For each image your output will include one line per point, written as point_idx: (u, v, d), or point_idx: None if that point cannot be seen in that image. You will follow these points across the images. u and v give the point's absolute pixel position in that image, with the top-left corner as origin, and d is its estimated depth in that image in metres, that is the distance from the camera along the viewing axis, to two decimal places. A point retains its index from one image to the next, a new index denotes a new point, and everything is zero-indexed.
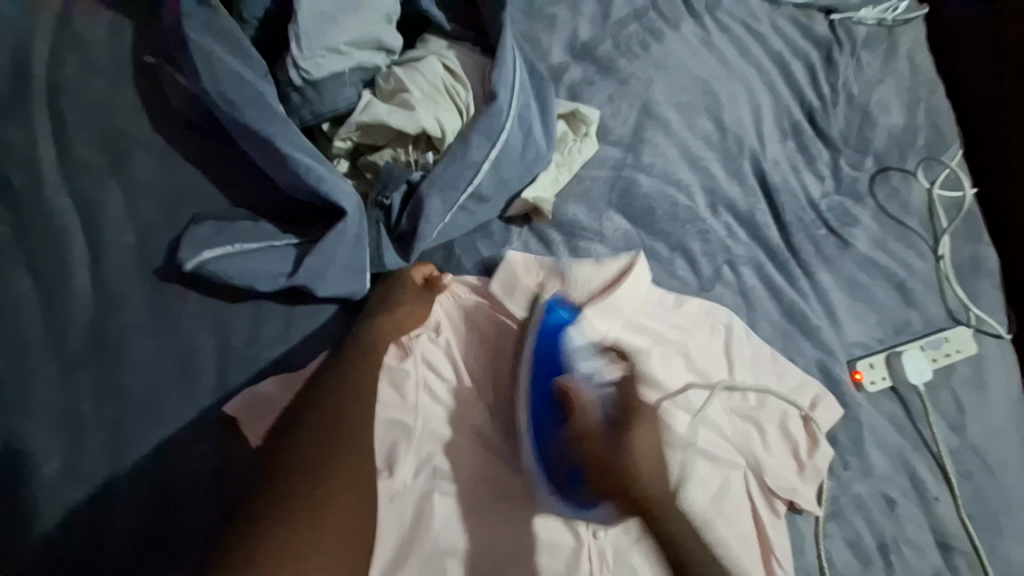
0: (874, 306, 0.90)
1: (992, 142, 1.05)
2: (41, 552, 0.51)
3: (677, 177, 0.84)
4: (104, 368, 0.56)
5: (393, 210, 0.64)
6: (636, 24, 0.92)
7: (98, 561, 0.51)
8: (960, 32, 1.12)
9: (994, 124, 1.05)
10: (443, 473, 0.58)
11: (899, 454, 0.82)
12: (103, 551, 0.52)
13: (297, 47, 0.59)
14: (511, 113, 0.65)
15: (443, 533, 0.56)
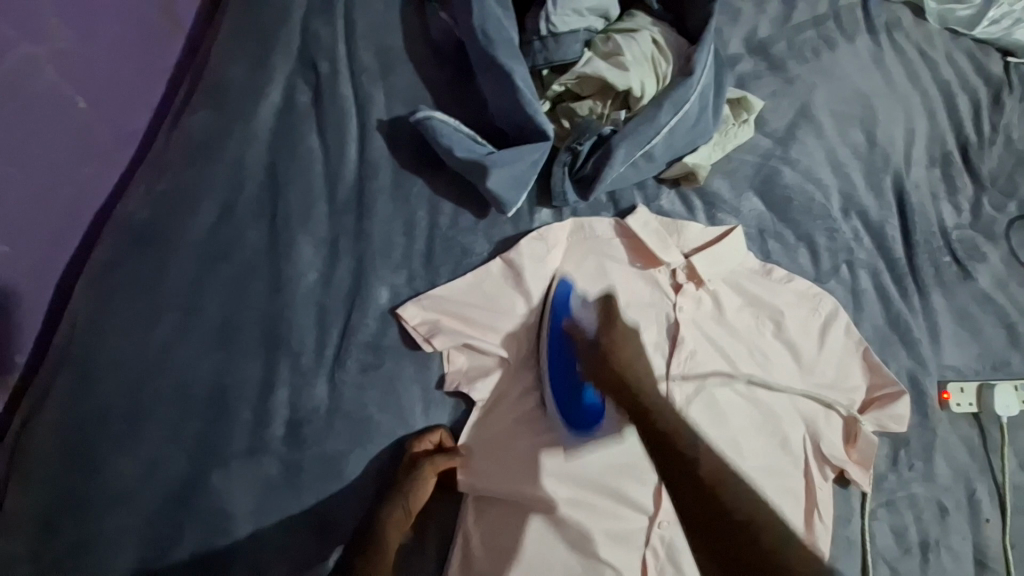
0: (979, 339, 0.94)
1: None
2: (281, 321, 0.71)
3: (818, 177, 0.92)
4: (358, 213, 0.75)
5: (580, 156, 0.78)
6: (812, 30, 0.99)
7: (315, 342, 0.72)
8: None
9: None
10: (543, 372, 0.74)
11: (964, 473, 0.88)
12: (320, 338, 0.72)
13: (552, 5, 0.74)
14: (698, 88, 0.77)
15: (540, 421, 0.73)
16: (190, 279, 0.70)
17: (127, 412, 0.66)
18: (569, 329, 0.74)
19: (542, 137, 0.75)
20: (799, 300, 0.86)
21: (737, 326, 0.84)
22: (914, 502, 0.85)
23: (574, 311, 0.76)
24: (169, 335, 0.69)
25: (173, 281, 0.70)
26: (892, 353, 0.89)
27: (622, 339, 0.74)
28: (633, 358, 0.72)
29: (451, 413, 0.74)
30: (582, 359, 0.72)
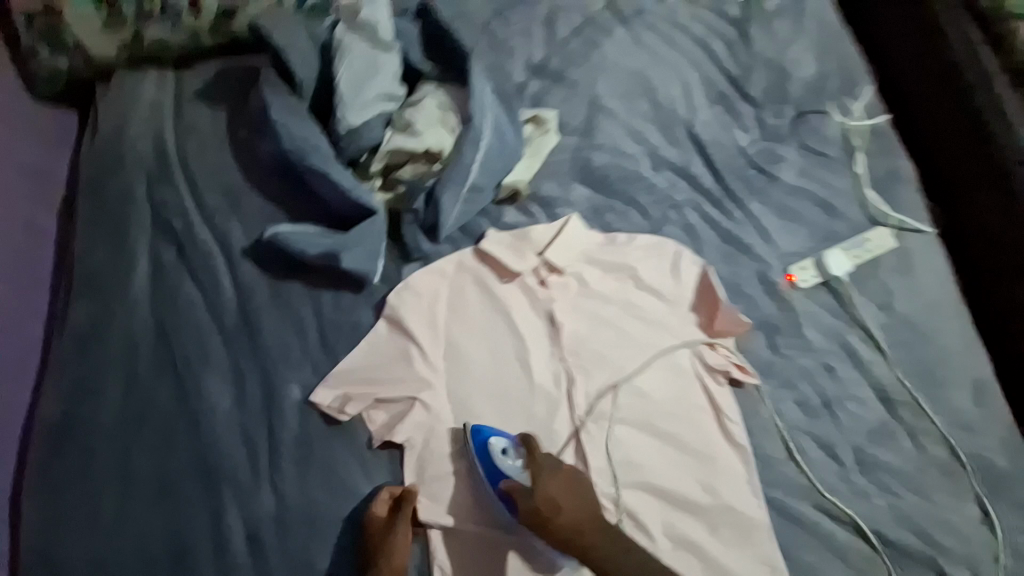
0: (802, 222, 1.10)
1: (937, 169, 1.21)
2: (212, 455, 0.79)
3: (625, 150, 1.09)
4: (251, 331, 0.85)
5: (419, 211, 0.92)
6: (577, 38, 1.18)
7: (246, 459, 0.79)
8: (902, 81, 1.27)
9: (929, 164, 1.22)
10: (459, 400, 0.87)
11: (836, 333, 1.02)
12: (250, 453, 0.79)
13: (342, 109, 0.87)
14: (487, 126, 0.93)
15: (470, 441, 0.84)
16: (120, 457, 0.77)
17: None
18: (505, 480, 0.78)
19: (374, 211, 0.88)
20: (646, 251, 1.01)
21: (606, 293, 0.97)
22: (806, 372, 0.99)
23: (496, 459, 0.79)
24: (118, 514, 0.75)
25: (108, 465, 0.77)
26: (738, 263, 1.04)
27: (552, 483, 0.77)
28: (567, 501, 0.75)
29: (390, 463, 0.82)
30: (531, 522, 0.75)
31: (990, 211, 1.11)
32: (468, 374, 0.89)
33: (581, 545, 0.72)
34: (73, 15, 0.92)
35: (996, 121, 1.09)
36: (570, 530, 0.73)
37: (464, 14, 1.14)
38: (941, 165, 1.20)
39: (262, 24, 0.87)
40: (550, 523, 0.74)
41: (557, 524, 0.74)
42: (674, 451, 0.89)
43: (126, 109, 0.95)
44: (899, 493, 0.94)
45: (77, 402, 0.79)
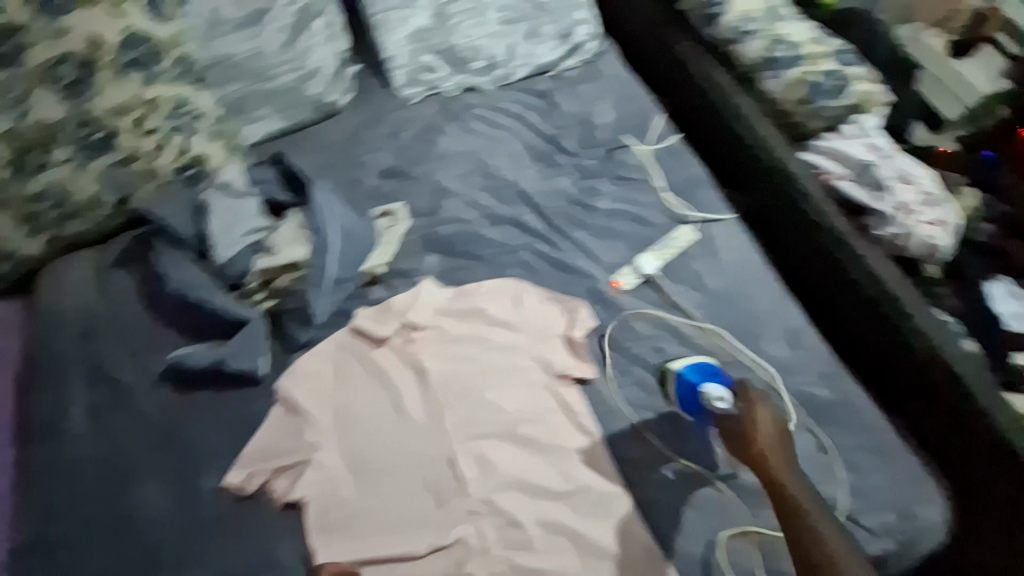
0: (619, 237, 1.34)
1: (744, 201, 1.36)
2: (150, 545, 0.97)
3: (466, 218, 1.34)
4: (174, 435, 1.07)
5: (294, 307, 1.16)
6: (413, 138, 1.43)
7: (179, 541, 0.98)
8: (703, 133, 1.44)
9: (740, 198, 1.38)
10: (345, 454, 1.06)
11: (661, 320, 1.22)
12: (182, 536, 0.98)
13: (216, 248, 1.13)
14: (333, 231, 1.18)
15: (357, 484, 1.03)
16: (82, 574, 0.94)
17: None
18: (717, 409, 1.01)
19: (249, 317, 1.11)
20: (490, 293, 1.23)
21: (461, 335, 1.18)
22: (639, 357, 1.18)
23: (695, 395, 1.06)
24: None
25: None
26: (570, 283, 1.27)
27: (762, 424, 0.97)
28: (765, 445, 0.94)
29: (295, 519, 1.01)
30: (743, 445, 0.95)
31: (777, 213, 1.28)
32: (351, 430, 1.08)
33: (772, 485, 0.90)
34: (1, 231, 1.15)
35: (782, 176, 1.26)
36: (757, 467, 0.92)
37: (317, 144, 1.39)
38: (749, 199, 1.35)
39: (148, 208, 1.16)
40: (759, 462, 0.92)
41: (764, 465, 0.92)
42: (531, 453, 1.06)
43: (56, 284, 1.19)
44: None
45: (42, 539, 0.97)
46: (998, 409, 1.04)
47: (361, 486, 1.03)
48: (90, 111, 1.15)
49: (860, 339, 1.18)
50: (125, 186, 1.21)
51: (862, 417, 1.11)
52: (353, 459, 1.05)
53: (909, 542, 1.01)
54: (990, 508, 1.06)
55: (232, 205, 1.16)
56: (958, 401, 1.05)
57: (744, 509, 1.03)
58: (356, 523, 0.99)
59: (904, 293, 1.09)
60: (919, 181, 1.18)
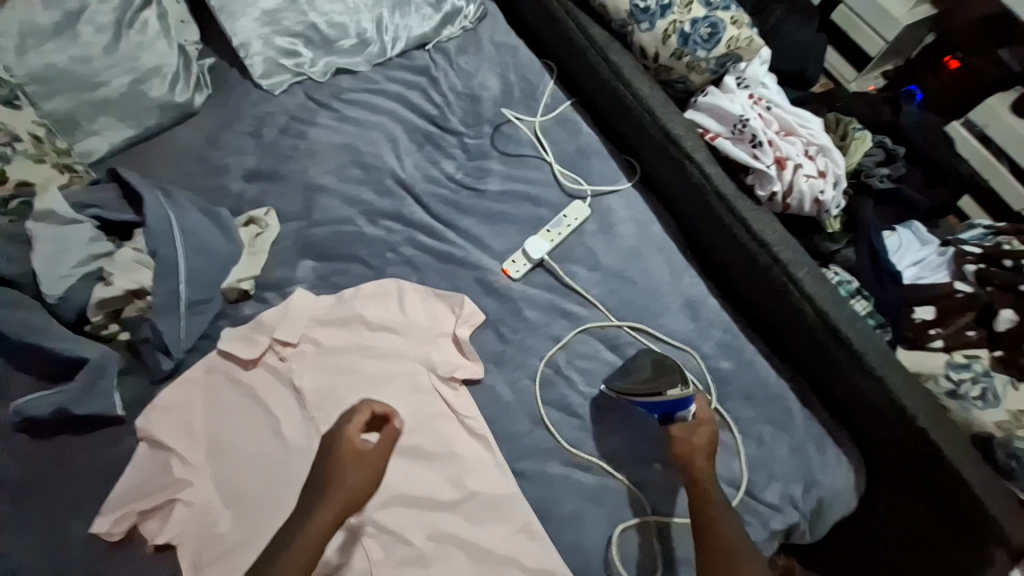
0: (510, 221, 1.26)
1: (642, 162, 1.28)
2: None
3: (342, 216, 1.25)
4: (14, 492, 0.95)
5: (148, 339, 1.04)
6: (283, 136, 1.36)
7: None
8: (592, 100, 1.37)
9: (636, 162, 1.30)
10: (221, 487, 0.98)
11: (554, 306, 1.15)
12: None
13: (43, 286, 1.01)
14: (181, 251, 1.07)
15: (236, 518, 0.96)
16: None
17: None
18: (677, 415, 0.97)
19: (89, 357, 1.00)
20: (371, 296, 1.14)
21: (340, 346, 1.10)
22: (534, 349, 1.11)
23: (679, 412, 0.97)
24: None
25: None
26: (457, 275, 1.19)
27: (698, 430, 0.97)
28: (700, 451, 0.95)
29: (171, 561, 0.93)
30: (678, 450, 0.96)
31: (670, 176, 1.21)
32: (226, 460, 1.00)
33: (694, 485, 0.93)
34: None
35: (665, 138, 1.19)
36: (684, 461, 0.95)
37: (179, 151, 1.32)
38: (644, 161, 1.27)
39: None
40: (685, 464, 0.95)
41: (692, 469, 0.94)
42: (422, 462, 1.00)
43: None
44: (641, 422, 1.05)
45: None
46: (895, 377, 0.96)
47: (241, 520, 0.96)
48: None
49: (757, 307, 1.12)
50: None
51: (766, 385, 1.07)
52: (229, 491, 0.98)
53: (816, 511, 1.01)
54: (898, 482, 1.00)
55: (59, 234, 1.03)
56: (849, 369, 0.99)
57: (643, 494, 1.00)
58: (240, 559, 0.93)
59: (798, 265, 1.04)
60: (802, 132, 1.15)
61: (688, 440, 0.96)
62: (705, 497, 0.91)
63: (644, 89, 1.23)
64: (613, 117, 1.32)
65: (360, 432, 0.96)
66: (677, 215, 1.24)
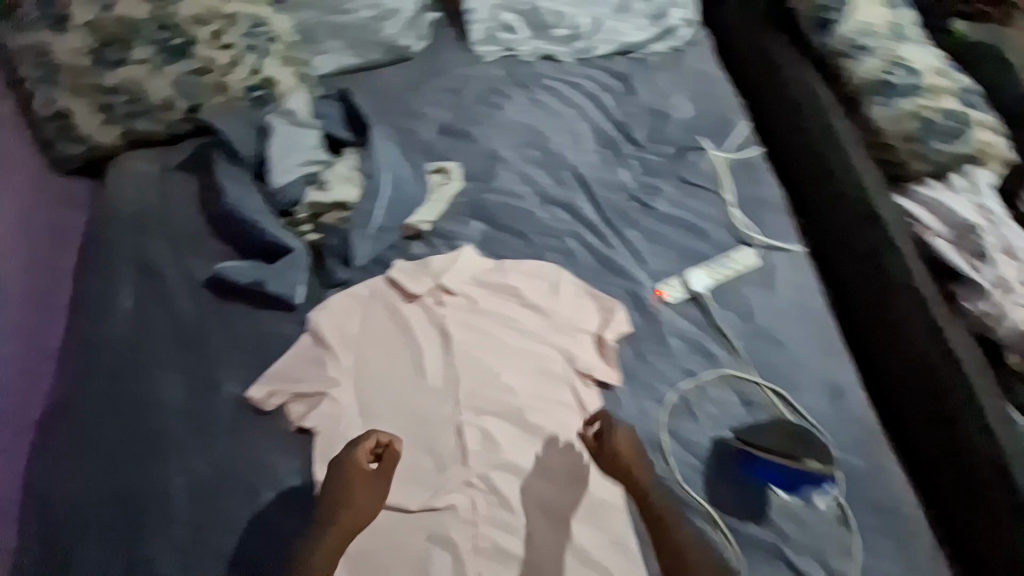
0: (672, 247, 1.26)
1: (825, 228, 1.26)
2: (164, 435, 1.02)
3: (515, 191, 1.31)
4: (199, 341, 1.10)
5: (336, 247, 1.17)
6: (480, 102, 1.43)
7: (190, 437, 1.02)
8: (788, 151, 1.36)
9: (823, 224, 1.27)
10: (363, 398, 1.08)
11: (697, 343, 1.14)
12: (194, 433, 1.02)
13: (272, 174, 1.15)
14: (386, 181, 1.19)
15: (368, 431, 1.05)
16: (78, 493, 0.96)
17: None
18: (803, 486, 0.98)
19: (292, 247, 1.13)
20: (529, 274, 1.20)
21: (491, 309, 1.16)
22: (666, 376, 1.11)
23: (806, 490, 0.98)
24: (75, 526, 0.94)
25: (67, 501, 0.96)
26: (608, 281, 1.22)
27: (607, 445, 0.97)
28: (617, 449, 0.96)
29: (303, 445, 1.03)
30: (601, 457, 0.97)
31: (858, 257, 1.18)
32: (374, 376, 1.09)
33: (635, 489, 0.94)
34: (76, 117, 1.20)
35: (872, 220, 1.16)
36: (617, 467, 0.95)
37: (384, 88, 1.41)
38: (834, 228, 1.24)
39: (208, 119, 1.18)
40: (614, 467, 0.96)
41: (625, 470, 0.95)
42: (538, 441, 1.04)
43: (122, 176, 1.22)
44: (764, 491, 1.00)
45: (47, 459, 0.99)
46: None
47: (372, 433, 1.04)
48: (174, 18, 1.20)
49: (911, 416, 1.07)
50: (194, 95, 1.22)
51: (895, 498, 1.00)
52: (369, 404, 1.07)
53: None
54: None
55: (297, 134, 1.18)
56: (1004, 517, 0.93)
57: (741, 556, 0.95)
58: None
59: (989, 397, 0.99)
60: None
61: (612, 450, 0.96)
62: (643, 500, 0.93)
63: (865, 162, 1.21)
64: (817, 174, 1.28)
65: (366, 456, 0.94)
66: (843, 293, 1.21)
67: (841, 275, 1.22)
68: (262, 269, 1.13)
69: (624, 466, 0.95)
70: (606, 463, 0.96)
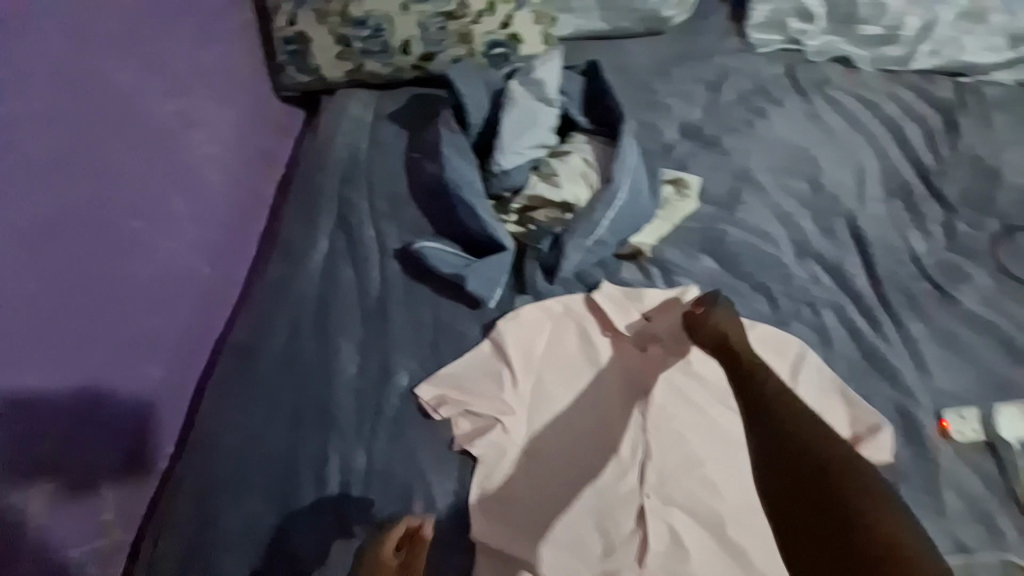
0: (972, 361, 0.92)
1: None
2: (329, 405, 0.96)
3: (764, 231, 1.04)
4: (381, 316, 1.02)
5: (544, 252, 1.00)
6: (742, 105, 1.15)
7: (353, 417, 0.95)
8: None
9: None
10: (535, 434, 0.92)
11: (981, 508, 0.82)
12: (356, 413, 0.95)
13: (499, 154, 1.00)
14: (624, 187, 0.98)
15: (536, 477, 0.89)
16: (239, 439, 0.94)
17: (193, 557, 0.87)
18: None
19: (505, 245, 1.00)
20: (767, 347, 0.92)
21: (706, 375, 0.94)
22: (927, 540, 0.80)
23: None
24: (231, 474, 0.92)
25: (229, 444, 0.94)
26: (870, 386, 0.91)
27: (714, 316, 0.82)
28: (726, 330, 0.79)
29: (461, 469, 0.90)
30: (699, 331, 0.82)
31: None
32: (552, 414, 0.93)
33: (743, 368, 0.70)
34: (315, 44, 1.11)
35: None
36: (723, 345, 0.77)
37: (630, 69, 1.20)
38: None
39: (452, 75, 1.03)
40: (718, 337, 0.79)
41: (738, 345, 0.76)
42: (741, 568, 0.80)
43: (340, 116, 1.15)
44: None
45: (217, 399, 0.99)
46: None
47: (539, 481, 0.89)
48: None
49: None
50: (436, 42, 1.09)
51: None
52: (541, 444, 0.91)
53: None
54: None
55: (536, 112, 1.02)
56: None
57: None
58: (534, 533, 0.84)
59: None
60: None
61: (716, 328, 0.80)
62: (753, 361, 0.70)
63: None
64: None
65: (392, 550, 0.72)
66: None
67: None
68: (464, 257, 1.02)
69: (746, 377, 0.68)
70: (760, 389, 0.65)
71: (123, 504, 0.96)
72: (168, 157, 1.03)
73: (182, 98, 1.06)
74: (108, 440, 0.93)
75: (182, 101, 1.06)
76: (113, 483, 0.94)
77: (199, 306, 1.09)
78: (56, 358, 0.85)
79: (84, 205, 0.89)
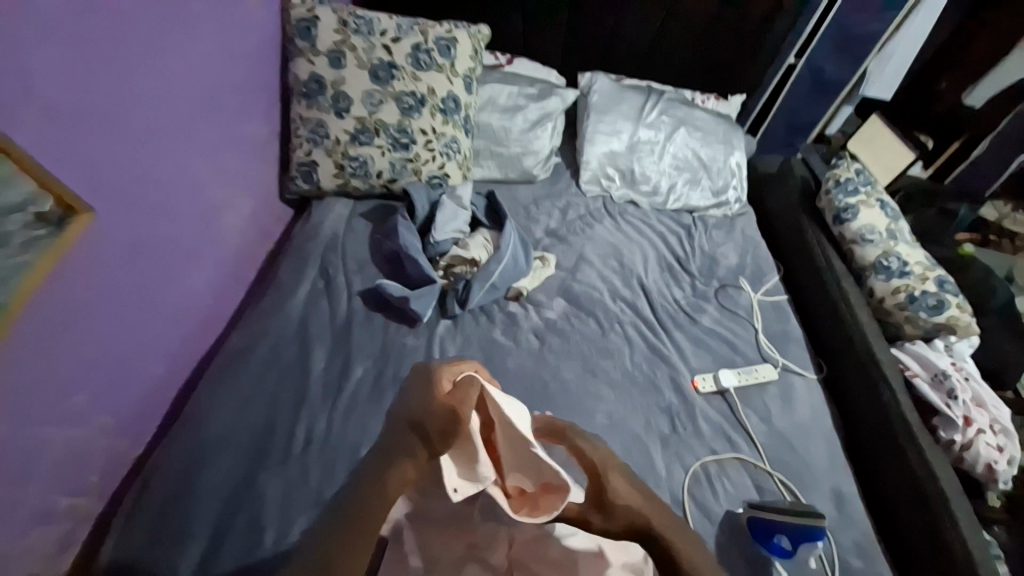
0: (710, 351, 1.60)
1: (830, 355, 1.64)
2: (300, 392, 1.31)
3: (594, 285, 1.73)
4: (345, 333, 1.46)
5: (458, 287, 1.57)
6: (579, 220, 1.95)
7: (316, 399, 1.31)
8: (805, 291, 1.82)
9: (828, 351, 1.66)
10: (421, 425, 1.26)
11: (723, 431, 1.42)
12: (319, 397, 1.31)
13: (434, 232, 1.66)
14: (508, 249, 1.62)
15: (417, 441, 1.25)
16: (222, 417, 1.24)
17: (172, 505, 1.10)
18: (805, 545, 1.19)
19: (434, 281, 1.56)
20: (597, 344, 1.56)
21: (562, 364, 1.49)
22: (691, 447, 1.38)
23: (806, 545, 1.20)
24: (213, 441, 1.20)
25: (211, 420, 1.23)
26: (659, 369, 1.53)
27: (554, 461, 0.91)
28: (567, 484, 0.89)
29: None
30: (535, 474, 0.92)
31: (855, 381, 1.54)
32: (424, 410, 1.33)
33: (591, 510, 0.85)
34: (319, 168, 1.74)
35: (867, 355, 1.53)
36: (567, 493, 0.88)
37: (513, 199, 1.99)
38: (834, 357, 1.63)
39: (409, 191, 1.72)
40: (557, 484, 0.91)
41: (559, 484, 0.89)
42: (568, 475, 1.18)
43: (326, 214, 1.75)
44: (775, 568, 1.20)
45: (208, 392, 1.29)
46: None
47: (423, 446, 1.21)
48: (409, 124, 1.77)
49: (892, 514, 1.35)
50: (399, 174, 1.79)
51: None
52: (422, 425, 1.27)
53: None
54: None
55: (458, 211, 1.71)
56: None
57: None
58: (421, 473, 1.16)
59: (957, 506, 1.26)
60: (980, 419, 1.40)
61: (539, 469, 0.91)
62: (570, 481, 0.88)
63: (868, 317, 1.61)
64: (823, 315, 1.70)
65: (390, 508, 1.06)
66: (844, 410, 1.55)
67: (844, 394, 1.56)
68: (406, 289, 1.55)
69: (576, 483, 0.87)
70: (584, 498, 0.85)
71: (105, 471, 1.19)
72: (213, 227, 1.46)
73: (232, 189, 1.54)
74: (113, 414, 1.18)
75: (232, 192, 1.54)
76: (108, 450, 1.18)
77: (198, 328, 1.43)
78: (112, 345, 1.14)
79: (152, 249, 1.24)
